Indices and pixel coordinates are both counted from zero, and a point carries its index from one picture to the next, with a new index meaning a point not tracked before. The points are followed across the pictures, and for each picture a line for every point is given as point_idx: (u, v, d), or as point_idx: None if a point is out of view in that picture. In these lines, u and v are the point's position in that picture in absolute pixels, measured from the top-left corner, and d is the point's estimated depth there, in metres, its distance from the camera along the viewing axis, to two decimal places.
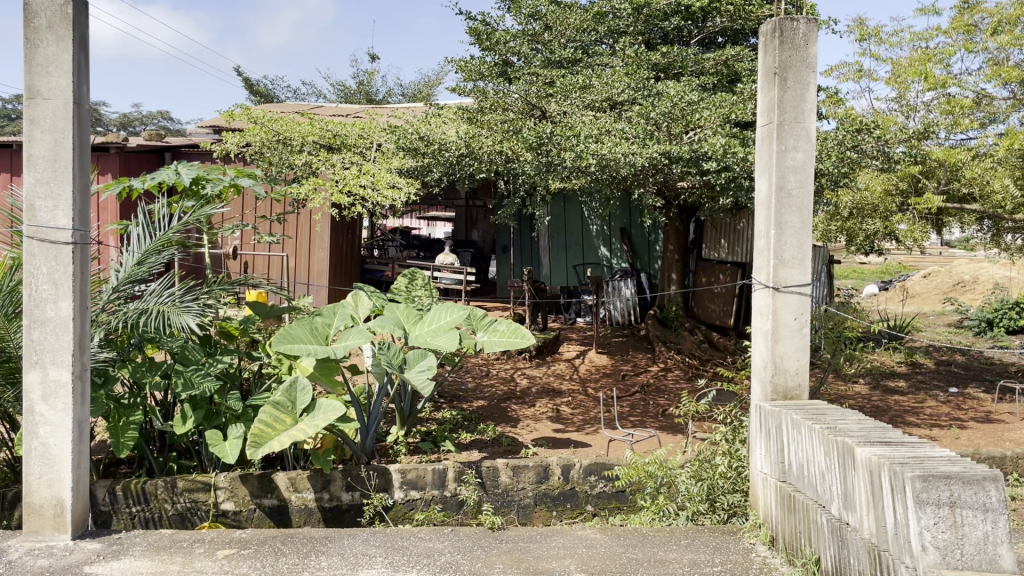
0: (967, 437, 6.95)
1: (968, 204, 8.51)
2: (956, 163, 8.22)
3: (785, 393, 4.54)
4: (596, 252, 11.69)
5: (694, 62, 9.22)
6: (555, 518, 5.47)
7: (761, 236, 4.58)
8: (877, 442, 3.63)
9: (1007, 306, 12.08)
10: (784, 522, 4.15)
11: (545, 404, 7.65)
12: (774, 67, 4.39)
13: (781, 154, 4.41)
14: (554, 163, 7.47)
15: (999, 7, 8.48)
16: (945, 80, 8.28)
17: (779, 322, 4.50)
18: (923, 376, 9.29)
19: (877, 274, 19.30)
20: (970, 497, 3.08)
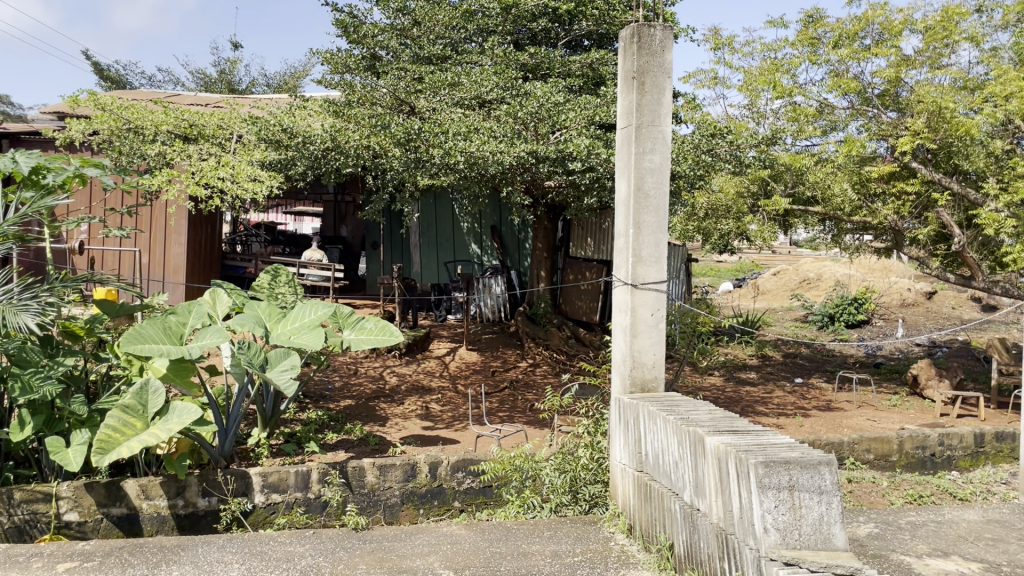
0: (809, 425, 7.44)
1: (811, 207, 9.05)
2: (801, 167, 8.75)
3: (642, 386, 4.71)
4: (467, 249, 11.71)
5: (560, 64, 9.41)
6: (421, 515, 5.46)
7: (621, 235, 4.73)
8: (725, 431, 3.82)
9: (846, 302, 13.01)
10: (640, 511, 4.31)
11: (414, 402, 7.61)
12: (633, 71, 4.54)
13: (639, 156, 4.57)
14: (422, 159, 7.40)
15: (840, 22, 9.06)
16: (791, 89, 8.82)
17: (638, 318, 4.66)
18: (772, 368, 9.88)
19: (733, 271, 20.34)
20: (807, 481, 3.27)
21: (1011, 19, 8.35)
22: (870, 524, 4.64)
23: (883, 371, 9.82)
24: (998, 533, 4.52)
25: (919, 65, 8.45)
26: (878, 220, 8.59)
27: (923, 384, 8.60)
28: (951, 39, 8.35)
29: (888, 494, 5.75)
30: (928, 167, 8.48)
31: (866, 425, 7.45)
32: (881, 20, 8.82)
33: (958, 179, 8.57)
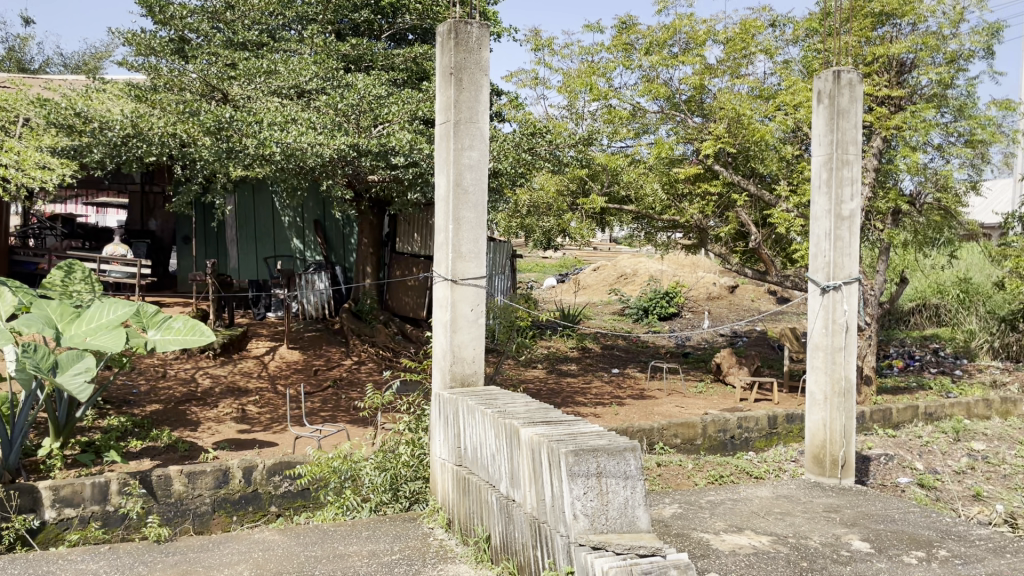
0: (623, 413, 7.80)
1: (626, 205, 9.48)
2: (616, 168, 9.11)
3: (462, 380, 4.72)
4: (288, 244, 11.34)
5: (382, 57, 9.30)
6: (234, 523, 5.22)
7: (441, 230, 4.72)
8: (540, 422, 3.91)
9: (659, 296, 13.78)
10: (458, 505, 4.34)
11: (229, 404, 7.26)
12: (450, 67, 4.55)
13: (458, 152, 4.58)
14: (235, 149, 7.10)
15: (651, 30, 9.50)
16: (607, 92, 9.19)
17: (457, 313, 4.67)
18: (591, 360, 10.27)
19: (557, 266, 20.97)
20: (614, 467, 3.39)
21: (800, 34, 9.08)
22: (674, 505, 4.93)
23: (691, 361, 10.47)
24: (785, 507, 4.93)
25: (721, 74, 9.05)
26: (686, 219, 9.20)
27: (725, 371, 9.25)
28: (748, 51, 9.02)
29: (693, 476, 6.14)
30: (729, 169, 9.12)
31: (675, 411, 7.91)
32: (687, 29, 9.35)
33: (755, 181, 9.27)
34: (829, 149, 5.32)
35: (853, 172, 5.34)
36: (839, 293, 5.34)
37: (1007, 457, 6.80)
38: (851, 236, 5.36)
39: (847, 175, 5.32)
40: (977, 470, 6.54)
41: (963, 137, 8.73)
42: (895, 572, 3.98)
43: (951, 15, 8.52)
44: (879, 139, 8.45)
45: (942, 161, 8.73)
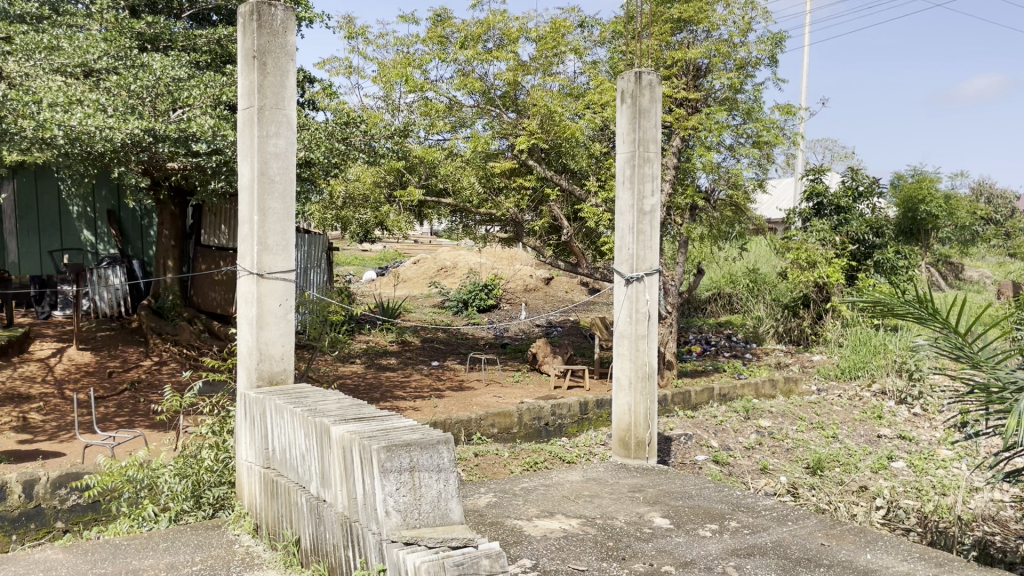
0: (442, 405, 7.82)
1: (443, 198, 9.52)
2: (433, 160, 9.01)
3: (270, 379, 4.52)
4: (77, 236, 10.40)
5: (183, 37, 8.78)
6: (13, 543, 4.75)
7: (245, 222, 4.48)
8: (351, 419, 3.82)
9: (478, 288, 13.96)
10: (266, 509, 4.17)
11: (7, 412, 6.56)
12: (253, 50, 4.33)
13: (263, 139, 4.37)
14: (8, 131, 6.22)
15: (465, 24, 9.56)
16: (422, 84, 9.17)
17: (264, 308, 4.45)
18: (410, 353, 10.22)
19: (376, 260, 20.72)
20: (427, 461, 3.37)
21: (606, 36, 9.46)
22: (488, 494, 4.99)
23: (508, 351, 10.68)
24: (594, 489, 5.13)
25: (533, 71, 9.27)
26: (502, 213, 9.42)
27: (541, 361, 9.52)
28: (558, 50, 9.29)
29: (509, 464, 6.27)
30: (542, 165, 9.37)
31: (492, 401, 8.03)
32: (500, 26, 9.48)
33: (567, 177, 9.59)
34: (632, 147, 5.59)
35: (653, 168, 5.65)
36: (642, 284, 5.63)
37: (789, 432, 7.46)
38: (651, 230, 5.67)
39: (648, 172, 5.61)
40: (764, 445, 7.13)
41: (751, 138, 9.46)
42: (692, 545, 4.25)
43: (740, 24, 9.18)
44: (678, 139, 9.00)
45: (733, 160, 9.42)
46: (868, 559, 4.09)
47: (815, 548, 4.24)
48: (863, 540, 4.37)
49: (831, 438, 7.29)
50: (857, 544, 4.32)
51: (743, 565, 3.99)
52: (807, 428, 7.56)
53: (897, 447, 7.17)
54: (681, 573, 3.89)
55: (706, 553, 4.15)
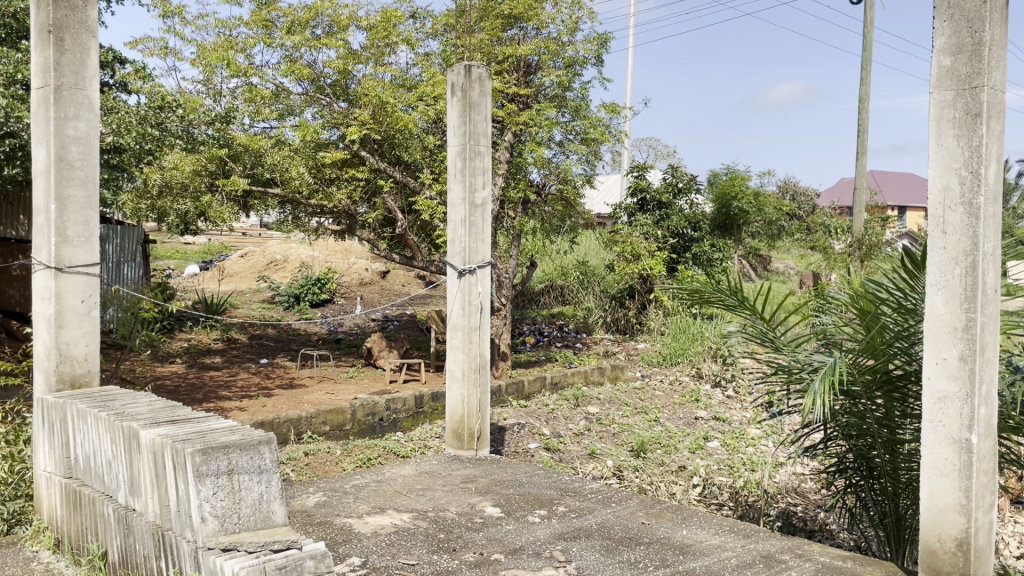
0: (271, 404, 7.54)
1: (270, 188, 9.18)
2: (258, 149, 8.75)
3: (72, 382, 4.17)
4: None
5: None
6: None
7: (40, 211, 4.11)
8: (164, 423, 3.59)
9: (309, 283, 13.60)
10: (69, 522, 3.87)
11: None
12: (48, 25, 3.97)
13: (60, 122, 4.02)
14: None
15: (292, 8, 9.23)
16: (246, 69, 8.79)
17: (64, 305, 4.11)
18: (237, 351, 9.78)
19: (200, 254, 19.73)
20: (246, 463, 3.21)
21: (438, 29, 9.45)
22: (317, 494, 4.86)
23: (342, 346, 10.46)
24: (426, 482, 5.12)
25: (364, 60, 9.11)
26: (334, 204, 9.20)
27: (376, 356, 9.39)
28: (390, 40, 9.19)
29: (341, 461, 6.15)
30: (374, 156, 9.26)
31: (324, 398, 7.83)
32: (329, 12, 9.24)
33: (400, 169, 9.51)
34: (463, 140, 5.62)
35: (484, 161, 5.69)
36: (473, 276, 5.67)
37: (616, 417, 7.79)
38: (484, 222, 5.71)
39: (479, 165, 5.66)
40: (592, 430, 7.40)
41: (580, 135, 9.76)
42: (521, 532, 4.33)
43: (567, 24, 9.45)
44: (510, 134, 9.14)
45: (563, 156, 9.68)
46: (684, 534, 4.34)
47: (636, 527, 4.44)
48: (680, 517, 4.63)
49: (653, 421, 7.68)
50: (674, 521, 4.57)
51: (569, 548, 4.11)
52: (632, 413, 7.91)
53: (713, 427, 7.65)
54: (510, 560, 3.95)
55: (535, 538, 4.25)
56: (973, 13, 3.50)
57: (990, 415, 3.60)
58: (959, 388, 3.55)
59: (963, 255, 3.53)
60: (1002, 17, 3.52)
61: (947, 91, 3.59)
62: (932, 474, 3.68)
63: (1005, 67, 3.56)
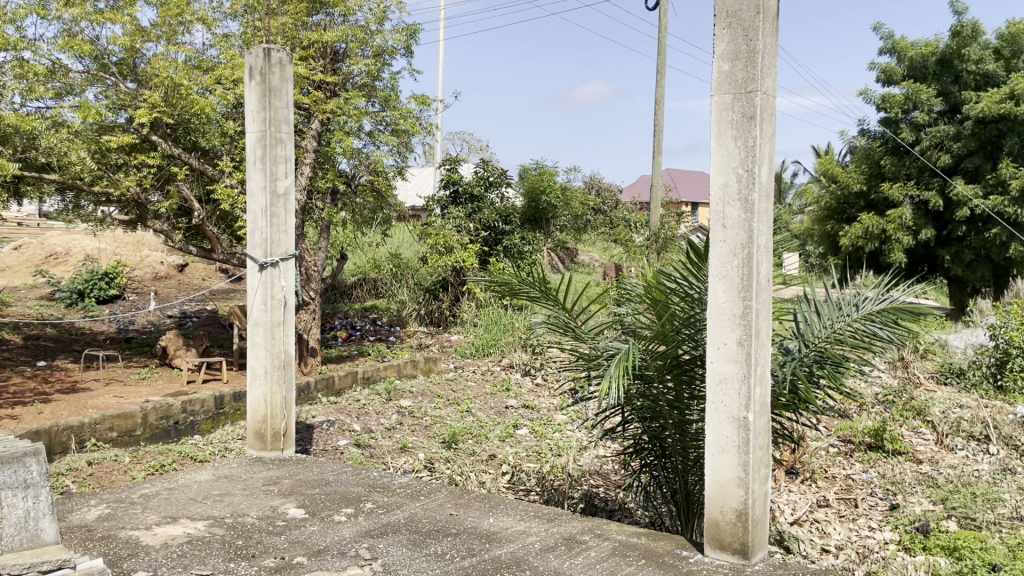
0: (49, 410, 6.88)
1: (46, 174, 8.36)
2: (31, 130, 7.95)
3: None
4: None
5: None
6: None
7: None
8: None
9: (96, 278, 12.56)
10: None
11: None
12: None
13: None
14: None
15: None
16: (16, 42, 7.94)
17: None
18: (7, 353, 8.82)
19: None
20: (8, 478, 2.89)
21: (237, 10, 9.00)
22: (100, 506, 4.48)
23: (133, 346, 9.73)
24: (224, 487, 4.86)
25: (154, 39, 8.52)
26: (121, 192, 8.55)
27: (172, 355, 8.80)
28: (183, 18, 8.64)
29: (131, 470, 5.73)
30: (168, 141, 8.69)
31: (111, 402, 7.25)
32: None
33: (197, 155, 9.05)
34: (262, 127, 5.36)
35: (286, 150, 5.48)
36: (276, 269, 5.43)
37: (427, 409, 7.78)
38: (286, 213, 5.51)
39: (280, 153, 5.44)
40: (404, 424, 7.34)
41: (390, 126, 9.64)
42: (326, 532, 4.21)
43: (376, 12, 9.29)
44: (316, 122, 8.88)
45: (373, 147, 9.52)
46: (490, 523, 4.40)
47: (444, 519, 4.44)
48: (488, 506, 4.69)
49: (464, 412, 7.75)
50: (481, 510, 4.62)
51: (375, 545, 4.04)
52: (443, 404, 7.93)
53: (522, 415, 7.83)
54: (313, 562, 3.82)
55: (339, 538, 4.14)
56: (748, 23, 3.77)
57: (764, 394, 3.92)
58: (737, 370, 3.84)
59: (740, 248, 3.82)
60: (772, 28, 3.83)
61: (726, 95, 3.86)
62: (716, 451, 3.96)
63: (775, 74, 3.87)
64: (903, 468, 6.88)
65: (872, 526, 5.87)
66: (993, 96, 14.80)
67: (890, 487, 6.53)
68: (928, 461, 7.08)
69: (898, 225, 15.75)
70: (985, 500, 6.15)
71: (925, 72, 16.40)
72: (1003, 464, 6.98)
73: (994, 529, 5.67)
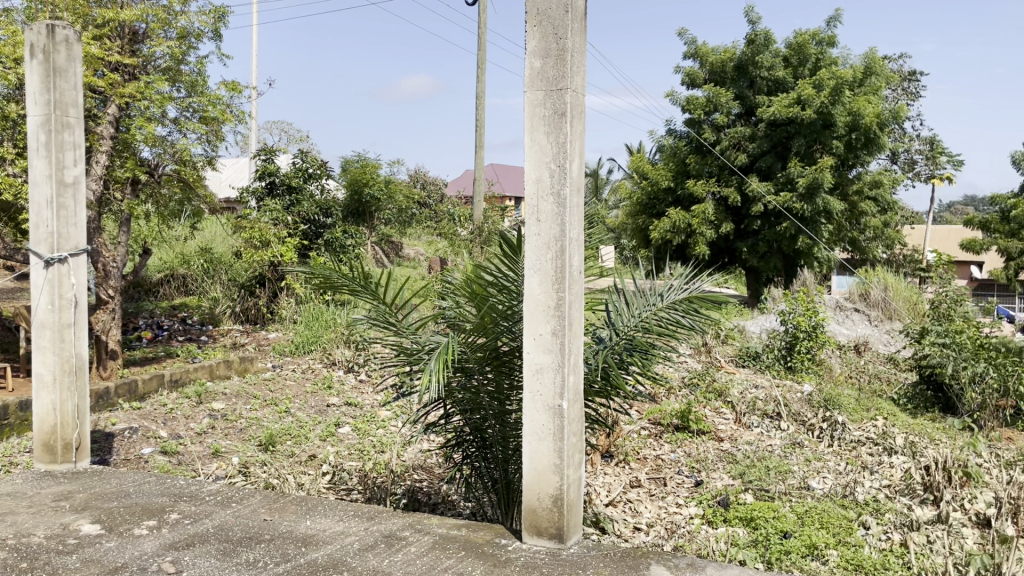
0: None
1: None
2: None
3: None
4: None
5: None
6: None
7: None
8: None
9: None
10: None
11: None
12: None
13: None
14: None
15: None
16: None
17: None
18: None
19: None
20: None
21: None
22: None
23: None
24: (5, 507, 4.39)
25: None
26: None
27: None
28: None
29: None
30: None
31: None
32: None
33: None
34: (46, 109, 4.88)
35: (74, 135, 5.03)
36: (65, 266, 4.99)
37: (243, 411, 7.43)
38: (76, 205, 5.07)
39: (68, 139, 4.98)
40: (216, 429, 6.97)
41: (197, 113, 9.10)
42: (125, 547, 3.91)
43: None
44: (113, 107, 8.24)
45: (179, 135, 8.94)
46: (307, 526, 4.25)
47: (257, 525, 4.25)
48: (304, 509, 4.53)
49: (283, 412, 7.47)
50: (298, 513, 4.46)
51: (181, 558, 3.80)
52: (260, 406, 7.61)
53: (343, 413, 7.66)
54: None
55: (140, 553, 3.85)
56: (558, 21, 3.86)
57: (577, 382, 4.05)
58: (552, 359, 3.93)
59: (554, 240, 3.91)
60: (581, 27, 3.94)
61: (538, 91, 3.93)
62: (532, 439, 4.03)
63: (585, 72, 3.98)
64: (707, 447, 7.37)
65: (679, 503, 6.24)
66: (783, 101, 16.18)
67: (695, 465, 6.97)
68: (728, 439, 7.63)
69: (702, 220, 16.86)
70: (777, 472, 6.71)
71: (724, 76, 17.62)
72: (792, 439, 7.65)
73: (785, 499, 6.21)
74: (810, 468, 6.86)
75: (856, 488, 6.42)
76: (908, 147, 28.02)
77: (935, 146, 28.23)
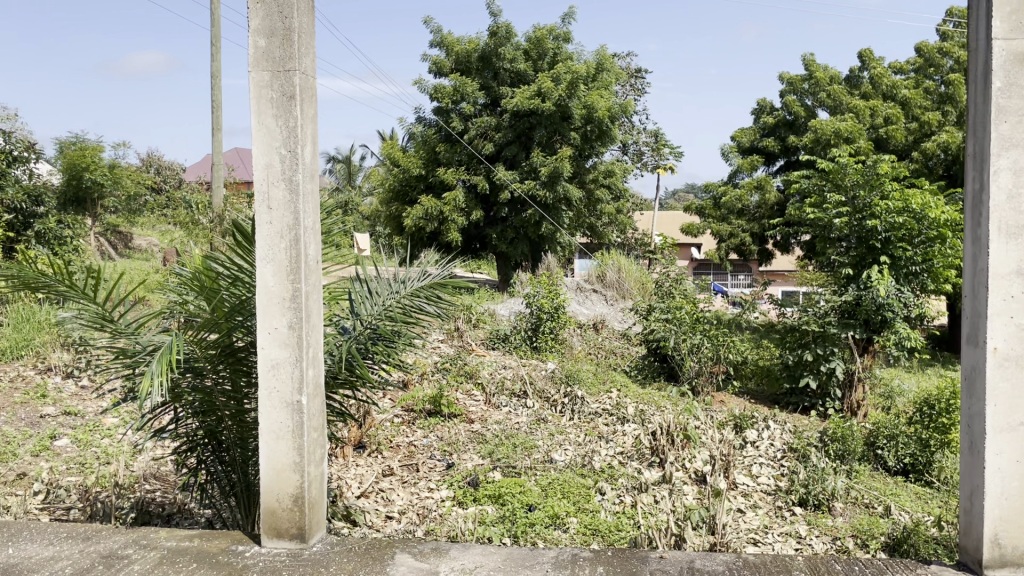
0: None
1: None
2: None
3: None
4: None
5: None
6: None
7: None
8: None
9: None
10: None
11: None
12: None
13: None
14: None
15: None
16: None
17: None
18: None
19: None
20: None
21: None
22: None
23: None
24: None
25: None
26: None
27: None
28: None
29: None
30: None
31: None
32: None
33: None
34: None
35: None
36: None
37: None
38: None
39: None
40: None
41: None
42: None
43: None
44: None
45: None
46: (9, 554, 3.77)
47: None
48: (6, 535, 4.01)
49: None
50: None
51: None
52: None
53: (61, 424, 6.90)
54: None
55: None
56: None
57: (317, 376, 3.92)
58: (290, 354, 3.78)
59: (287, 230, 3.74)
60: (308, 8, 3.78)
61: (264, 72, 3.71)
62: (269, 438, 3.84)
63: (314, 55, 3.83)
64: (458, 430, 7.53)
65: (431, 487, 6.31)
66: (525, 92, 16.91)
67: (446, 448, 7.09)
68: (478, 420, 7.85)
69: (453, 207, 17.17)
70: (522, 448, 7.02)
71: (469, 66, 18.05)
72: (537, 415, 8.03)
73: (530, 473, 6.51)
74: (553, 442, 7.24)
75: (594, 457, 6.89)
76: (637, 140, 30.48)
77: (660, 139, 30.99)
